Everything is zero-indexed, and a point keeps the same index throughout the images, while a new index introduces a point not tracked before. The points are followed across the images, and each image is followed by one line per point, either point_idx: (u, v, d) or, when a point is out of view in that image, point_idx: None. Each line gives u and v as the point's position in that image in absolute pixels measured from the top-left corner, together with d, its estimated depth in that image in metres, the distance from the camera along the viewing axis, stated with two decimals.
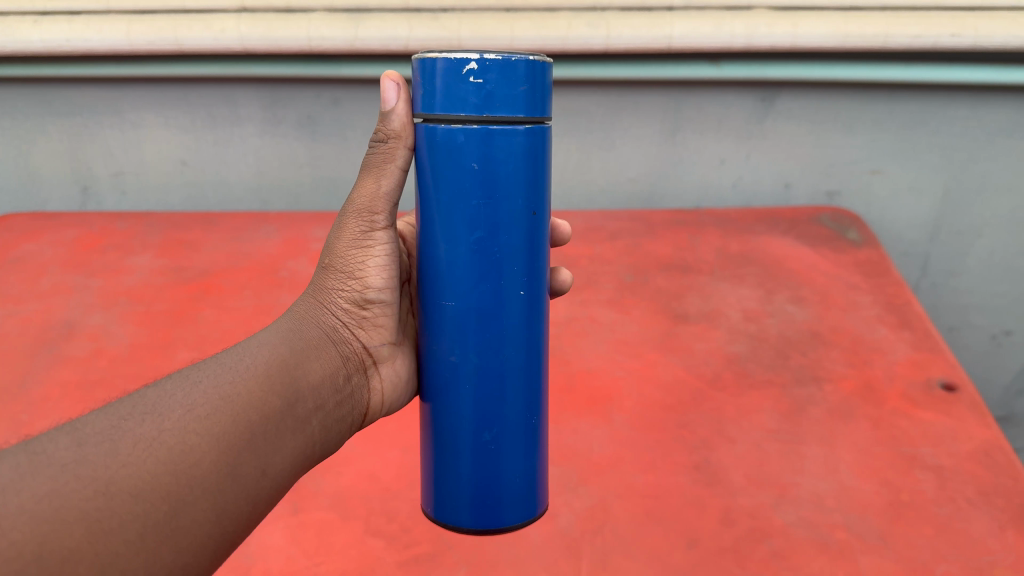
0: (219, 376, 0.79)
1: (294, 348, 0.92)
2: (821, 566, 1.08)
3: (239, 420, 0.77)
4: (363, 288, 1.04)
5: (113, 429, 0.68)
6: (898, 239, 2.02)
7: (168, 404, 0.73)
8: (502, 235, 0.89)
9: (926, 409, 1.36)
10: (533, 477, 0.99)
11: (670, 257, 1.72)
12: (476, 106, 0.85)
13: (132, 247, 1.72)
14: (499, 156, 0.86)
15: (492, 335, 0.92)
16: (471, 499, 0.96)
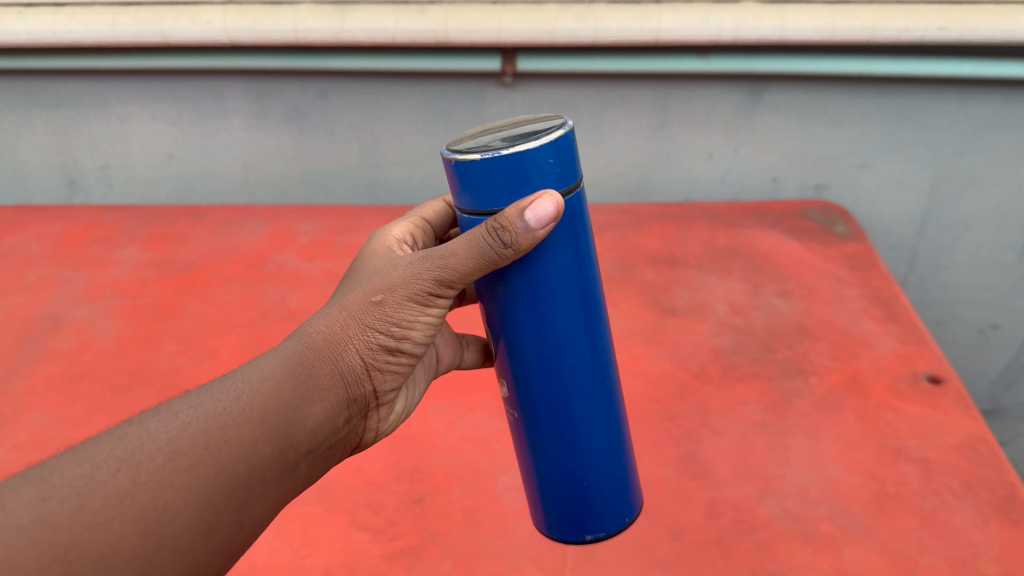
0: (211, 415, 0.74)
1: (301, 392, 0.81)
2: (806, 559, 1.11)
3: (225, 472, 0.72)
4: (399, 334, 0.89)
5: (83, 480, 0.66)
6: (887, 233, 2.06)
7: (149, 448, 0.69)
8: (569, 275, 0.89)
9: (912, 402, 1.36)
10: (620, 485, 1.03)
11: (657, 250, 1.72)
12: (571, 176, 0.84)
13: (118, 240, 1.70)
14: (573, 223, 0.87)
15: (572, 369, 0.93)
16: (575, 520, 1.02)
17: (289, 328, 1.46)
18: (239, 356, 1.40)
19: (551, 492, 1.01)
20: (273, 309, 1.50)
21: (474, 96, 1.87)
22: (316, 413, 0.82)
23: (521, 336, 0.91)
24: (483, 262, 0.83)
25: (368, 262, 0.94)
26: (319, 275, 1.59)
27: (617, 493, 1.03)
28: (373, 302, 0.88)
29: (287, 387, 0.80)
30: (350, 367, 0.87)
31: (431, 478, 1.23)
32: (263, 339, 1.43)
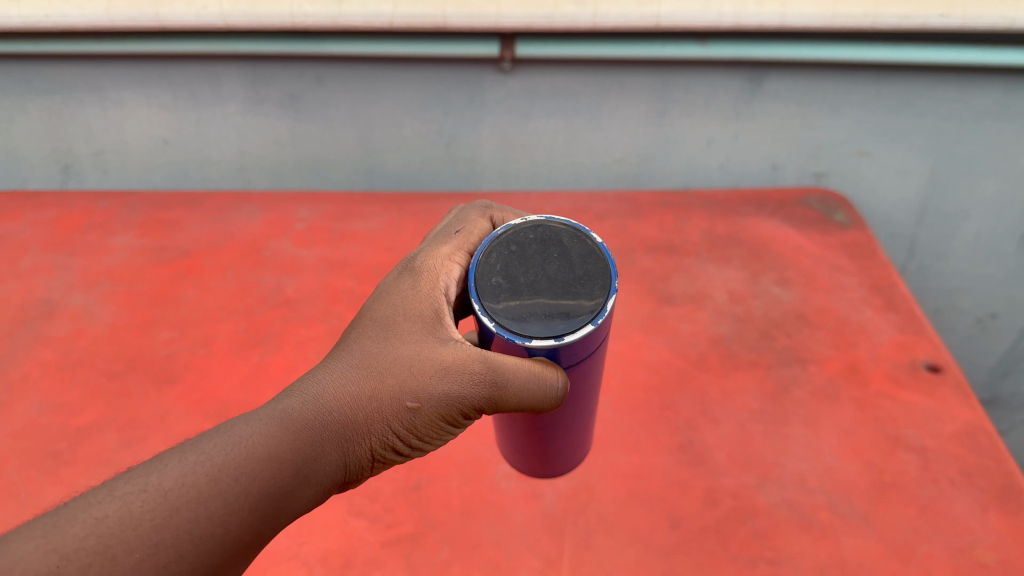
0: (200, 505, 0.71)
1: (300, 477, 0.80)
2: (803, 547, 1.12)
3: (200, 568, 0.70)
4: (417, 427, 0.92)
5: (52, 573, 0.63)
6: (886, 221, 2.06)
7: (126, 539, 0.67)
8: (591, 370, 0.94)
9: (911, 391, 1.36)
10: (580, 451, 1.16)
11: (656, 238, 1.70)
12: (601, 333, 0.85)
13: (113, 226, 1.68)
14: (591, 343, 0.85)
15: (568, 417, 1.02)
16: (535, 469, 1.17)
17: (285, 315, 1.45)
18: (235, 344, 1.39)
19: (518, 455, 1.14)
20: (269, 296, 1.50)
21: (471, 83, 1.85)
22: (305, 499, 0.82)
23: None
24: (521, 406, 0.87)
25: (407, 327, 0.93)
26: (315, 262, 1.58)
27: (574, 457, 1.16)
28: (405, 402, 0.89)
29: (280, 474, 0.78)
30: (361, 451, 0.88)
31: (428, 466, 1.22)
32: (259, 327, 1.43)
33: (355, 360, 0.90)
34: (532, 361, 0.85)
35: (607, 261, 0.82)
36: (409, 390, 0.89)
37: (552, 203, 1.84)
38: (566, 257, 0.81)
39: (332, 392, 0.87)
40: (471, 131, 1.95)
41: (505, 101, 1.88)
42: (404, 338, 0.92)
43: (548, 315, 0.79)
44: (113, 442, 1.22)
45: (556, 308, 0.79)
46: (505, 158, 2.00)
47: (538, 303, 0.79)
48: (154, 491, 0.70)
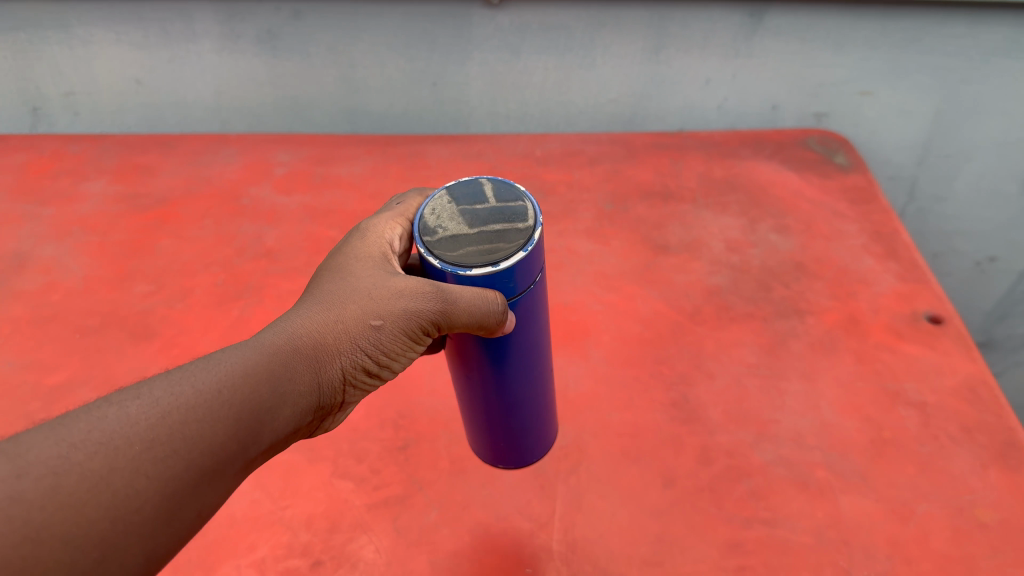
0: (191, 405, 0.68)
1: (277, 394, 0.76)
2: (800, 507, 1.10)
3: (197, 466, 0.66)
4: (386, 356, 0.88)
5: (61, 458, 0.59)
6: (886, 163, 2.00)
7: (128, 431, 0.63)
8: (534, 317, 0.93)
9: (911, 342, 1.33)
10: (547, 428, 1.11)
11: (651, 183, 1.64)
12: (536, 267, 0.86)
13: (84, 172, 1.61)
14: (525, 268, 0.84)
15: (524, 377, 1.00)
16: (505, 458, 1.11)
17: (266, 267, 1.40)
18: (214, 298, 1.34)
19: (483, 441, 1.10)
20: (249, 246, 1.44)
21: (458, 19, 1.74)
22: (287, 418, 0.77)
23: (483, 358, 0.94)
24: (474, 321, 0.82)
25: (362, 265, 0.90)
26: (297, 210, 1.52)
27: (542, 436, 1.11)
28: (368, 325, 0.85)
29: (261, 387, 0.74)
30: (330, 377, 0.84)
31: (416, 425, 1.19)
32: (239, 279, 1.38)
33: (314, 297, 0.87)
34: (469, 285, 0.80)
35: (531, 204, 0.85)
36: (371, 311, 0.85)
37: (543, 145, 1.77)
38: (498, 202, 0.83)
39: (296, 320, 0.83)
40: (457, 70, 1.85)
41: (493, 37, 1.78)
42: (359, 272, 0.89)
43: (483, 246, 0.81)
44: (89, 401, 1.18)
45: (490, 241, 0.81)
46: (494, 98, 1.91)
47: (473, 238, 0.81)
48: (150, 393, 0.67)
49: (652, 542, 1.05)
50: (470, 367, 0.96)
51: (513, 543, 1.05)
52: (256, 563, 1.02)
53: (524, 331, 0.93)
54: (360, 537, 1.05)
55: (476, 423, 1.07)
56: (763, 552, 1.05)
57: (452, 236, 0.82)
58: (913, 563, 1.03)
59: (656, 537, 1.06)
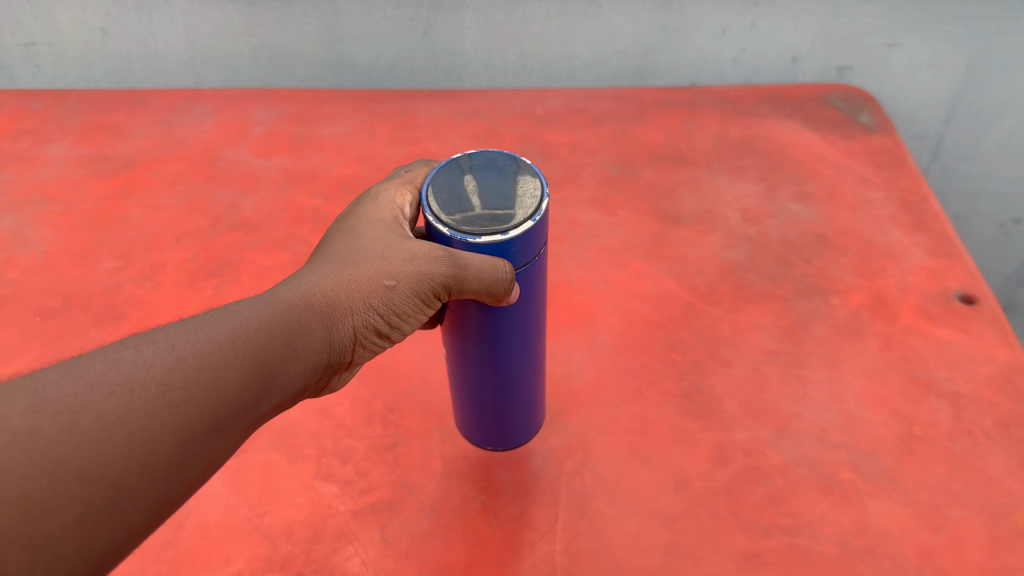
0: (206, 351, 0.62)
1: (289, 347, 0.70)
2: (823, 513, 1.01)
3: (208, 418, 0.60)
4: (397, 319, 0.80)
5: (77, 397, 0.55)
6: (911, 120, 1.87)
7: (144, 372, 0.58)
8: (534, 292, 0.86)
9: (943, 325, 1.22)
10: (533, 417, 1.05)
11: (660, 145, 1.54)
12: (540, 240, 0.80)
13: (46, 132, 1.49)
14: (528, 239, 0.78)
15: (521, 356, 0.93)
16: (491, 440, 1.05)
17: (243, 240, 1.29)
18: (186, 274, 1.23)
19: (471, 421, 1.03)
20: (225, 217, 1.33)
21: None
22: (297, 374, 0.72)
23: (477, 333, 0.87)
24: (483, 288, 0.76)
25: (371, 225, 0.82)
26: (276, 175, 1.42)
27: (529, 422, 1.05)
28: (378, 285, 0.78)
29: (274, 337, 0.68)
30: (341, 339, 0.77)
31: (407, 420, 1.10)
32: (213, 254, 1.27)
33: (324, 256, 0.80)
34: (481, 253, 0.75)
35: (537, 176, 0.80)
36: (384, 271, 0.78)
37: (545, 103, 1.66)
38: (496, 168, 0.78)
39: (306, 276, 0.77)
40: (451, 19, 1.71)
41: None
42: (370, 231, 0.81)
43: (493, 215, 0.76)
44: None
45: (499, 209, 0.76)
46: (491, 49, 1.77)
47: (481, 208, 0.76)
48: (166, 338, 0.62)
49: (663, 553, 0.96)
50: (462, 340, 0.89)
51: (511, 554, 0.96)
52: None
53: (521, 308, 0.86)
54: (344, 548, 0.95)
55: (463, 401, 1.00)
56: (785, 564, 0.96)
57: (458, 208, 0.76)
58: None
59: (667, 547, 0.97)
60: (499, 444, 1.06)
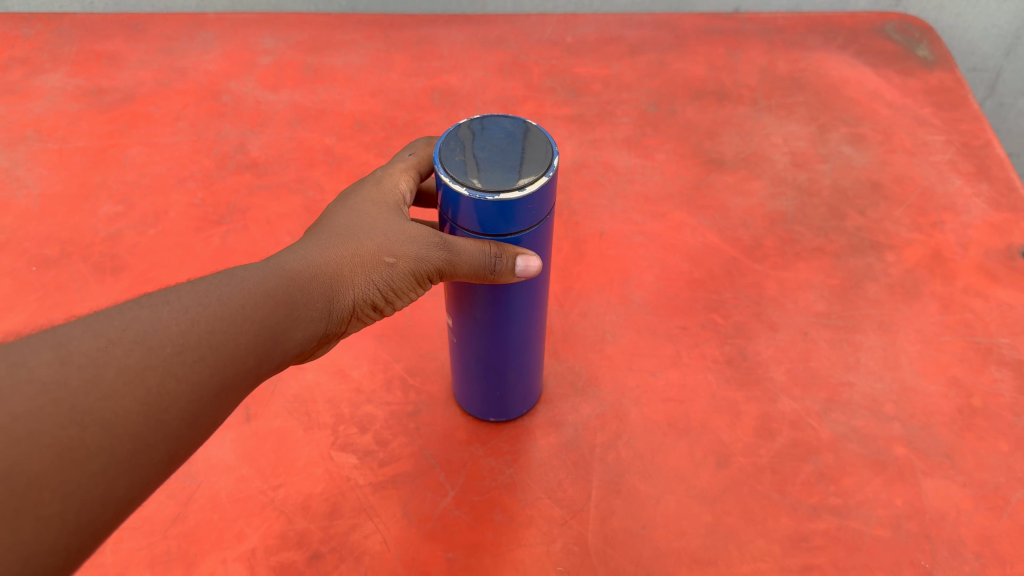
0: (219, 313, 0.58)
1: (289, 318, 0.64)
2: (876, 493, 0.94)
3: (220, 380, 0.57)
4: (396, 296, 0.74)
5: (97, 350, 0.51)
6: (969, 52, 1.66)
7: (161, 330, 0.54)
8: (543, 253, 0.80)
9: (1006, 286, 1.13)
10: (534, 385, 0.98)
11: (702, 79, 1.43)
12: (550, 203, 0.75)
13: (39, 62, 1.39)
14: (542, 197, 0.72)
15: (528, 318, 0.87)
16: (490, 410, 0.97)
17: (251, 184, 1.20)
18: (192, 221, 1.15)
19: (471, 389, 0.96)
20: (233, 155, 1.24)
21: None
22: (296, 344, 0.66)
23: (480, 292, 0.81)
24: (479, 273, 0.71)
25: (370, 205, 0.75)
26: (286, 110, 1.32)
27: (529, 390, 0.97)
28: (379, 261, 0.70)
29: (278, 304, 0.63)
30: (337, 314, 0.70)
31: (429, 385, 1.03)
32: (220, 199, 1.18)
33: (322, 229, 0.73)
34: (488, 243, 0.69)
35: (547, 139, 0.75)
36: (384, 246, 0.71)
37: (576, 31, 1.55)
38: (507, 133, 0.74)
39: (305, 243, 0.70)
40: None
41: None
42: (369, 207, 0.74)
43: (508, 171, 0.70)
44: None
45: (513, 166, 0.71)
46: None
47: (495, 165, 0.71)
48: (178, 298, 0.58)
49: (703, 535, 0.90)
50: (463, 299, 0.84)
51: (542, 534, 0.89)
52: (244, 555, 0.87)
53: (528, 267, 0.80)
54: (364, 525, 0.90)
55: (462, 366, 0.93)
56: (834, 550, 0.89)
57: (471, 167, 0.71)
58: (1008, 565, 0.88)
59: (708, 529, 0.90)
60: (498, 416, 0.98)
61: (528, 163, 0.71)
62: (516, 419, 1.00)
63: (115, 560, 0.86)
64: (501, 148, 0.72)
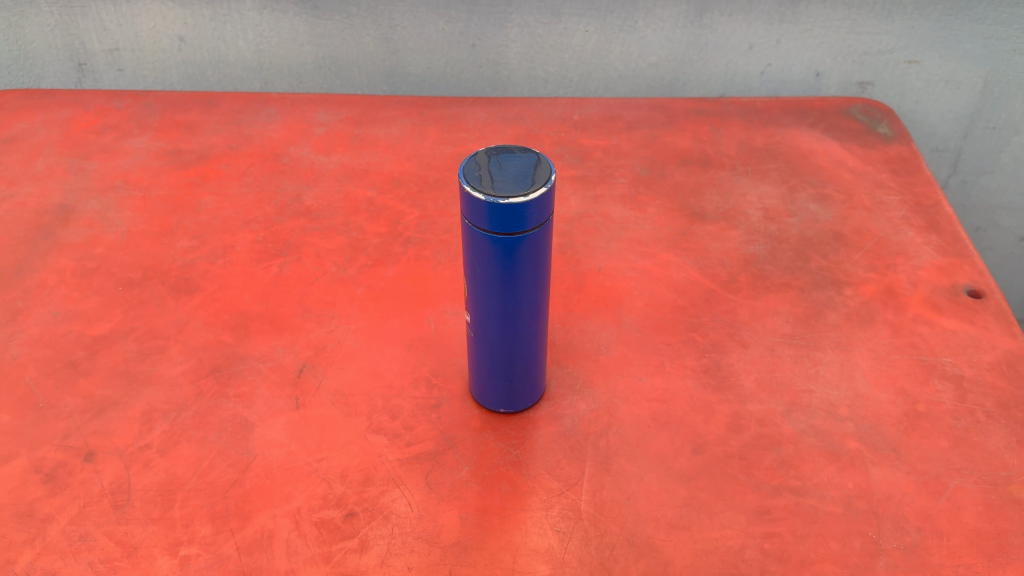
0: None
1: None
2: (830, 477, 1.07)
3: None
4: None
5: None
6: (931, 135, 2.17)
7: None
8: (543, 251, 1.02)
9: (950, 316, 1.31)
10: (537, 382, 1.15)
11: (689, 150, 1.72)
12: (549, 212, 0.98)
13: (128, 128, 1.75)
14: (542, 203, 0.95)
15: (532, 311, 1.07)
16: (501, 402, 1.15)
17: (305, 226, 1.48)
18: (254, 255, 1.41)
19: (483, 383, 1.14)
20: (292, 203, 1.54)
21: None
22: None
23: (492, 282, 1.02)
24: None
25: None
26: (335, 169, 1.63)
27: (534, 386, 1.15)
28: None
29: None
30: None
31: (450, 384, 1.20)
32: (278, 238, 1.45)
33: None
34: None
35: (547, 166, 1.00)
36: None
37: (582, 110, 1.85)
38: (517, 161, 0.98)
39: None
40: (498, 32, 2.02)
41: None
42: None
43: (516, 183, 0.94)
44: (130, 351, 1.23)
45: (521, 181, 0.95)
46: (533, 61, 2.07)
47: (506, 179, 0.95)
48: None
49: (679, 506, 1.04)
50: (480, 291, 1.04)
51: (542, 502, 1.04)
52: (291, 512, 1.02)
53: (531, 262, 1.01)
54: (392, 491, 1.05)
55: (476, 359, 1.12)
56: (792, 521, 1.02)
57: (487, 180, 0.95)
58: (943, 537, 0.99)
59: (684, 501, 1.05)
60: (507, 408, 1.15)
61: (533, 179, 0.95)
62: (522, 413, 1.17)
63: (183, 514, 1.01)
64: (511, 169, 0.97)
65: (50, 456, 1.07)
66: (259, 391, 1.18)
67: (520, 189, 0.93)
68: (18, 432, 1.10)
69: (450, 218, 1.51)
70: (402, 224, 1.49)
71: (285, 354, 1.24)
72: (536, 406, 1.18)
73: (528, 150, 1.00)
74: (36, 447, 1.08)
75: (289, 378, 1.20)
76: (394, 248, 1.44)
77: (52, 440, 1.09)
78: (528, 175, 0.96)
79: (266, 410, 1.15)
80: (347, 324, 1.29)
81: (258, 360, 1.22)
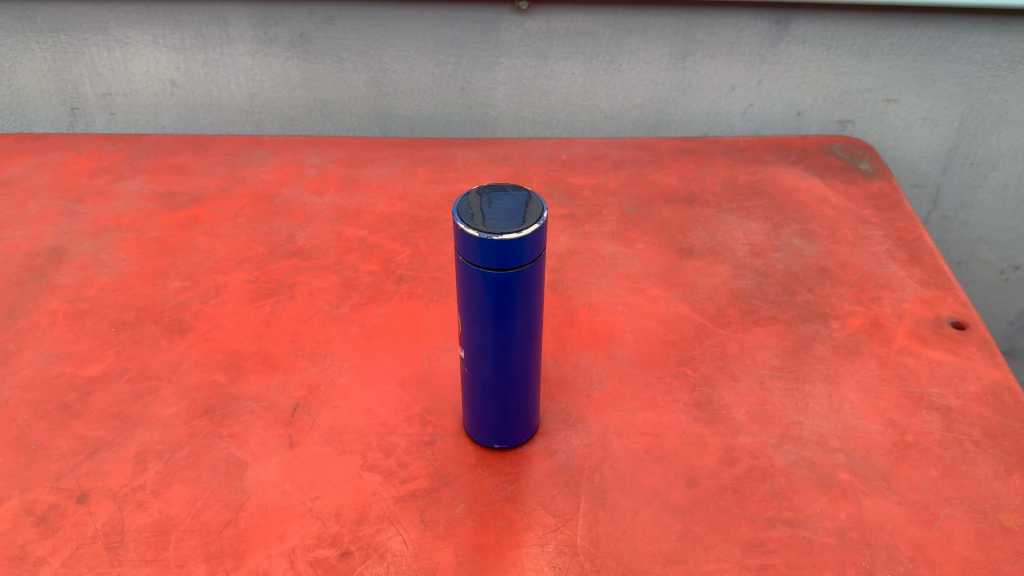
0: None
1: None
2: (823, 508, 1.08)
3: None
4: None
5: None
6: (911, 171, 2.22)
7: None
8: (536, 286, 1.03)
9: (935, 348, 1.33)
10: (531, 417, 1.16)
11: (675, 187, 1.76)
12: (541, 247, 1.00)
13: (121, 171, 1.77)
14: (536, 239, 0.97)
15: (525, 346, 1.08)
16: (495, 438, 1.15)
17: (298, 265, 1.50)
18: (247, 295, 1.43)
19: (478, 418, 1.14)
20: (285, 243, 1.56)
21: (487, 24, 1.96)
22: None
23: (485, 317, 1.03)
24: None
25: None
26: (327, 210, 1.66)
27: (527, 421, 1.15)
28: None
29: None
30: None
31: (443, 420, 1.21)
32: (271, 277, 1.47)
33: None
34: None
35: (539, 203, 1.02)
36: None
37: (569, 150, 1.90)
38: (511, 199, 1.00)
39: None
40: (485, 74, 2.06)
41: (521, 43, 1.99)
42: None
43: (508, 220, 0.96)
44: (123, 392, 1.23)
45: (514, 218, 0.96)
46: (521, 103, 2.11)
47: (499, 217, 0.96)
48: None
49: (674, 540, 1.04)
50: (473, 327, 1.05)
51: (537, 537, 1.04)
52: (285, 552, 1.01)
53: (524, 297, 1.03)
54: (387, 529, 1.04)
55: (470, 395, 1.13)
56: (786, 552, 1.02)
57: (479, 218, 0.96)
58: (936, 566, 0.99)
59: (679, 535, 1.05)
60: (501, 444, 1.16)
61: (526, 216, 0.96)
62: (517, 448, 1.17)
63: (177, 554, 1.00)
64: (504, 207, 0.98)
65: (43, 499, 1.06)
66: (253, 430, 1.18)
67: (514, 226, 0.95)
68: (10, 474, 1.09)
69: (441, 256, 1.53)
70: (394, 263, 1.51)
71: (278, 393, 1.24)
72: (531, 440, 1.18)
73: (520, 188, 1.03)
74: (27, 489, 1.07)
75: (282, 418, 1.20)
76: (387, 286, 1.46)
77: (44, 482, 1.09)
78: (520, 212, 0.97)
79: (260, 449, 1.15)
80: (341, 362, 1.30)
81: (251, 400, 1.22)
